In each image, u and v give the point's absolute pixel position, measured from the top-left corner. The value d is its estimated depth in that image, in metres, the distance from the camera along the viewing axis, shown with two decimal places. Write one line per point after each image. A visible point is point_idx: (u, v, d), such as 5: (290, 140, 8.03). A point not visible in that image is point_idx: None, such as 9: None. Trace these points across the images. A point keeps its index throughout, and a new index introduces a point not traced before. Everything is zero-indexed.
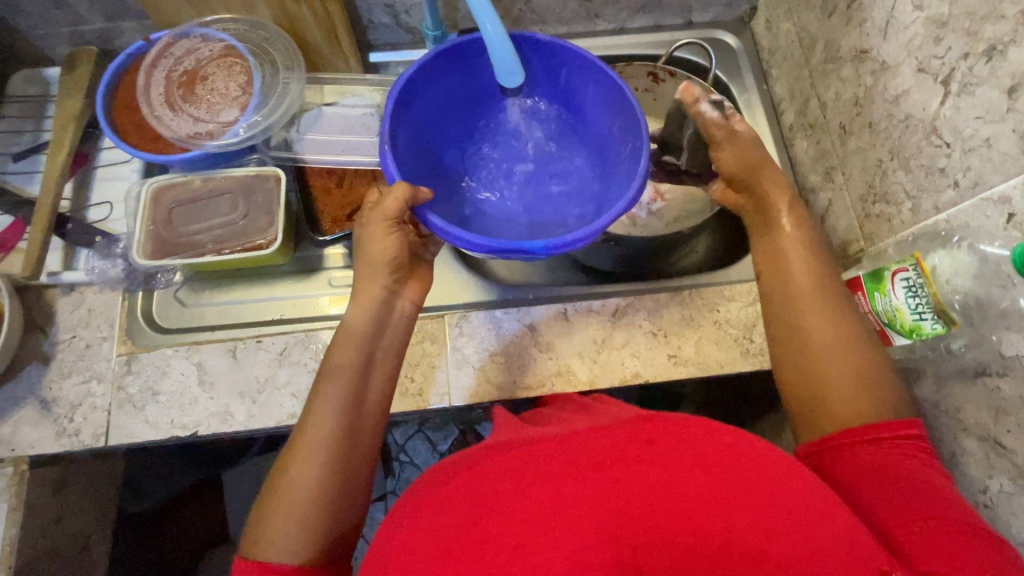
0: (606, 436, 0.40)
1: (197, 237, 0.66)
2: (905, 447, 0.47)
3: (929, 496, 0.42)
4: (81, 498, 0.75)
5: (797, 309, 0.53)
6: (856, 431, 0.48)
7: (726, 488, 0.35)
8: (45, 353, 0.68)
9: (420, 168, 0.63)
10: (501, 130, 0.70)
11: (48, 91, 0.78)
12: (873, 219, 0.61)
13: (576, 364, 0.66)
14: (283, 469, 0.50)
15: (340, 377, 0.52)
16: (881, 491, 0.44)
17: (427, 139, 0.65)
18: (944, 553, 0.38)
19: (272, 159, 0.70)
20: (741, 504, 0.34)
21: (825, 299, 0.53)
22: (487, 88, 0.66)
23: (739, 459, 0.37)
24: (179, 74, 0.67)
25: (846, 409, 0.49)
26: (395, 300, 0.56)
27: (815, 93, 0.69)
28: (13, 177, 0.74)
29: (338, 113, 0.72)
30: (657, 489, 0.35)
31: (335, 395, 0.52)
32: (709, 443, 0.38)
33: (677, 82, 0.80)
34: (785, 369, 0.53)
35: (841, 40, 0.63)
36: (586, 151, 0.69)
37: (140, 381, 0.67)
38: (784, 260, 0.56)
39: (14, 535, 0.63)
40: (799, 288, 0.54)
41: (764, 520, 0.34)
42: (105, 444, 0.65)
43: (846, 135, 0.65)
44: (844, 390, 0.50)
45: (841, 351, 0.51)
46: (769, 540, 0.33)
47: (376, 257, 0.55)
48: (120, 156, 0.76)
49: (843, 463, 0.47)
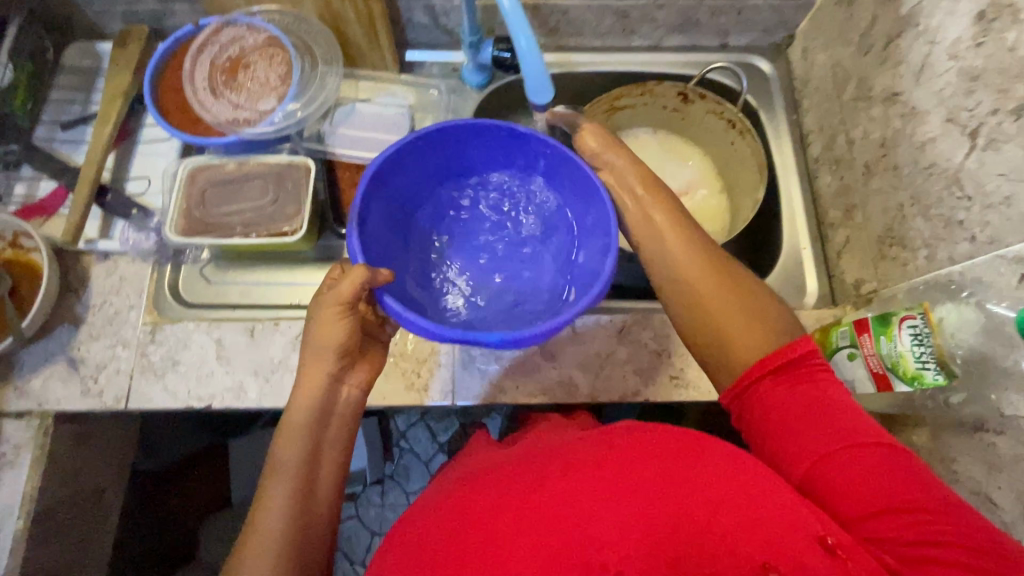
0: (576, 450, 0.47)
1: (227, 219, 0.69)
2: (809, 371, 0.49)
3: (837, 423, 0.45)
4: (100, 454, 0.79)
5: (680, 270, 0.56)
6: (758, 365, 0.50)
7: (673, 474, 0.42)
8: (76, 315, 0.71)
9: (387, 246, 0.63)
10: (478, 202, 0.70)
11: (99, 64, 0.82)
12: (888, 262, 0.62)
13: (579, 375, 0.67)
14: (234, 565, 0.50)
15: (291, 439, 0.54)
16: (796, 430, 0.46)
17: (398, 217, 0.65)
18: (858, 479, 0.43)
19: (304, 150, 0.73)
20: (686, 484, 0.41)
21: (708, 257, 0.56)
22: (465, 163, 0.67)
23: (674, 451, 0.44)
24: (223, 60, 0.70)
25: (748, 347, 0.51)
26: (339, 386, 0.57)
27: (844, 129, 0.69)
28: (61, 146, 0.78)
29: (371, 110, 0.74)
30: (614, 484, 0.42)
31: (293, 449, 0.53)
32: (665, 439, 0.45)
33: (706, 104, 0.80)
34: (687, 329, 0.55)
35: (874, 79, 0.63)
36: (558, 239, 0.68)
37: (162, 350, 0.70)
38: (655, 221, 0.58)
39: (36, 482, 0.67)
40: (672, 245, 0.57)
41: (711, 495, 0.40)
42: (125, 406, 0.68)
43: (870, 174, 0.65)
44: (740, 330, 0.52)
45: (725, 295, 0.53)
46: (709, 510, 0.39)
47: (323, 344, 0.55)
48: (161, 132, 0.80)
49: (759, 407, 0.49)
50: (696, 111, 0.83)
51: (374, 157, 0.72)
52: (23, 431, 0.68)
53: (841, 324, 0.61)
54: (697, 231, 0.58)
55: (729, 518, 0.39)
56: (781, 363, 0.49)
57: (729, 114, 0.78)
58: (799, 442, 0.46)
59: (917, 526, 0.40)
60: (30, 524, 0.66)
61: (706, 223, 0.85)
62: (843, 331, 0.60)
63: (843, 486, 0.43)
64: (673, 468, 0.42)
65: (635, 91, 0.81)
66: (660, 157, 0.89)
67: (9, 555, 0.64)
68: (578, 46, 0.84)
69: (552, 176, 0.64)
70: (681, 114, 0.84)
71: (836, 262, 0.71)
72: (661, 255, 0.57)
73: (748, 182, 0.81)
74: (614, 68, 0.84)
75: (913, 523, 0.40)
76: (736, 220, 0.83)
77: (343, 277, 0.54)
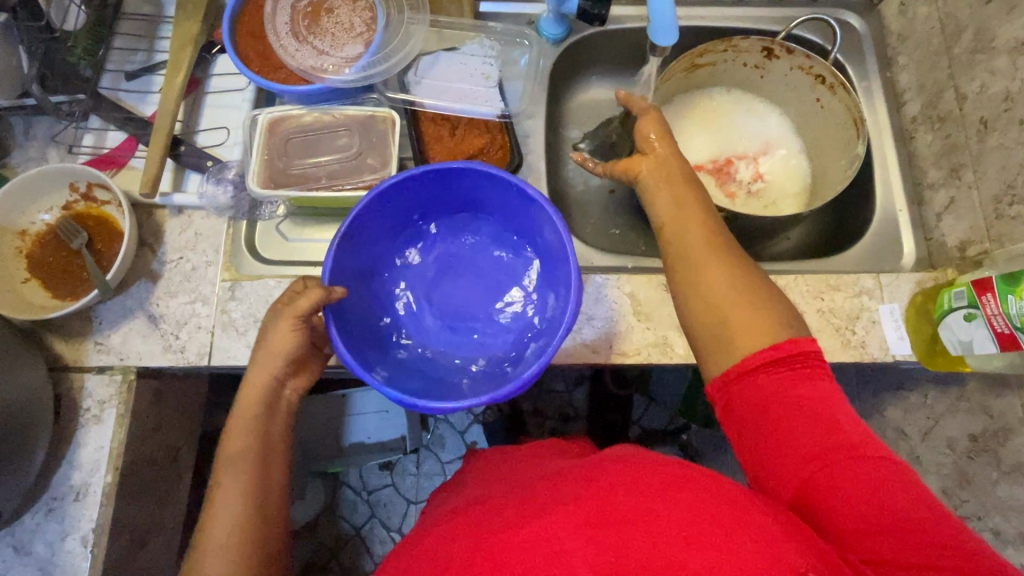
0: (547, 483, 0.44)
1: (311, 171, 0.67)
2: (809, 372, 0.47)
3: (822, 432, 0.43)
4: (177, 412, 0.78)
5: (676, 253, 0.55)
6: (761, 349, 0.48)
7: (648, 508, 0.38)
8: (153, 271, 0.70)
9: (362, 276, 0.62)
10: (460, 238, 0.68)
11: (162, 12, 0.79)
12: (1006, 222, 0.60)
13: (674, 337, 0.66)
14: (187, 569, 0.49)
15: (240, 432, 0.53)
16: (789, 433, 0.44)
17: (381, 248, 0.64)
18: (852, 495, 0.41)
19: (388, 100, 0.70)
20: (661, 519, 0.37)
21: (716, 249, 0.54)
22: (454, 200, 0.65)
23: (650, 478, 0.40)
24: (304, 4, 0.67)
25: (750, 327, 0.49)
26: (283, 389, 0.56)
27: (952, 84, 0.67)
28: (127, 96, 0.75)
29: (456, 60, 0.71)
30: (585, 520, 0.38)
31: (240, 444, 0.53)
32: (651, 470, 0.42)
33: (791, 59, 0.77)
34: (683, 306, 0.54)
35: (999, 30, 0.61)
36: (532, 293, 0.65)
37: (243, 307, 0.69)
38: (677, 202, 0.58)
39: (122, 438, 0.66)
40: (691, 226, 0.56)
41: (691, 531, 0.36)
42: (208, 363, 0.67)
43: (986, 131, 0.62)
44: (742, 309, 0.50)
45: (724, 275, 0.52)
46: (687, 550, 0.35)
47: (275, 349, 0.54)
48: (228, 84, 0.77)
49: (748, 400, 0.47)
50: (779, 68, 0.79)
51: (460, 109, 0.69)
52: (106, 387, 0.67)
53: (955, 286, 0.60)
54: (705, 220, 0.56)
55: (703, 559, 0.35)
56: (777, 356, 0.47)
57: (819, 68, 0.75)
58: (790, 448, 0.44)
59: (908, 549, 0.38)
60: (117, 479, 0.65)
61: (786, 185, 0.83)
62: (957, 291, 0.59)
63: (837, 503, 0.41)
64: (649, 502, 0.38)
65: (719, 48, 0.77)
66: (737, 118, 0.85)
67: (100, 508, 0.64)
68: None
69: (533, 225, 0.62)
70: (762, 72, 0.81)
71: (934, 225, 0.69)
72: (677, 235, 0.56)
73: (837, 145, 0.79)
74: (697, 21, 0.80)
75: (908, 545, 0.38)
76: (822, 183, 0.80)
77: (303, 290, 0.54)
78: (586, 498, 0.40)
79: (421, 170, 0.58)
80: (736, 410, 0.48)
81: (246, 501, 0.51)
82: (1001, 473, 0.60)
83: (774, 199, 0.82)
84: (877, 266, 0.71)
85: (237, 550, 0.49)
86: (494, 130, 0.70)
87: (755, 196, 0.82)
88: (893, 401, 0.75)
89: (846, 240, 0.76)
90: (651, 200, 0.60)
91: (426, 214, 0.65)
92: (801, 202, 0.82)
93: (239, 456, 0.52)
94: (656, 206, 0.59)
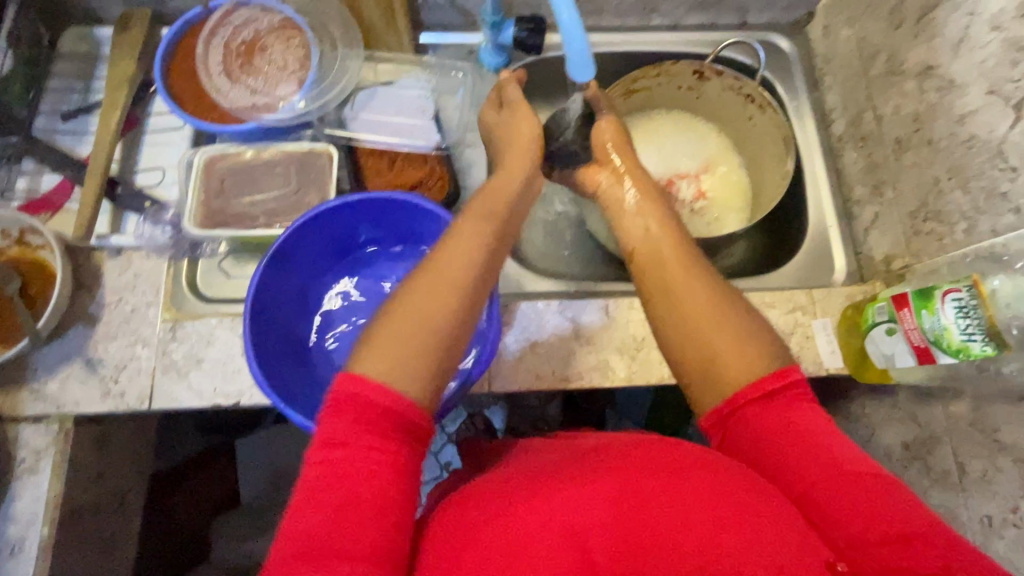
0: (570, 463, 0.46)
1: (248, 210, 0.67)
2: (795, 399, 0.47)
3: (824, 449, 0.43)
4: (120, 456, 0.78)
5: (668, 282, 0.52)
6: (749, 387, 0.47)
7: (682, 488, 0.39)
8: (91, 314, 0.68)
9: (289, 305, 0.67)
10: (384, 266, 0.72)
11: (99, 51, 0.78)
12: (923, 237, 0.62)
13: (615, 359, 0.67)
14: (372, 328, 0.46)
15: (442, 293, 0.46)
16: (785, 449, 0.44)
17: (306, 281, 0.68)
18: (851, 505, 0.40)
19: (326, 136, 0.70)
20: (693, 501, 0.38)
21: (696, 278, 0.52)
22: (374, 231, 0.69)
23: (682, 462, 0.42)
24: (237, 44, 0.67)
25: (739, 371, 0.47)
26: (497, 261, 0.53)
27: (871, 105, 0.69)
28: (63, 137, 0.74)
29: (393, 93, 0.72)
30: (621, 494, 0.40)
31: (443, 303, 0.46)
32: (676, 456, 0.43)
33: (722, 81, 0.79)
34: (665, 340, 0.52)
35: (907, 54, 0.63)
36: None
37: (184, 348, 0.68)
38: (641, 230, 0.58)
39: (60, 488, 0.65)
40: (659, 254, 0.55)
41: (719, 514, 0.37)
42: (149, 407, 0.66)
43: (902, 150, 0.65)
44: (731, 350, 0.48)
45: (711, 316, 0.49)
46: (722, 533, 0.36)
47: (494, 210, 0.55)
48: (168, 122, 0.76)
49: (743, 426, 0.46)
50: (712, 89, 0.81)
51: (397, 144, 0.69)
52: (41, 436, 0.65)
53: (878, 300, 0.61)
54: (686, 248, 0.56)
55: (733, 543, 0.36)
56: (767, 387, 0.46)
57: (748, 88, 0.77)
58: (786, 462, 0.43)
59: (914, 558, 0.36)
60: (55, 530, 0.64)
61: (727, 201, 0.85)
62: (879, 306, 0.60)
63: (842, 512, 0.40)
64: (674, 484, 0.40)
65: (651, 73, 0.79)
66: (678, 137, 0.87)
67: (37, 561, 0.63)
68: (597, 25, 0.82)
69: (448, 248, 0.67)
70: (697, 93, 0.83)
71: (863, 239, 0.72)
72: (650, 265, 0.55)
73: (772, 159, 0.80)
74: (633, 47, 0.83)
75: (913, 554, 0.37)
76: (760, 197, 0.82)
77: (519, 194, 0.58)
78: (616, 476, 0.41)
79: (341, 201, 0.62)
80: (732, 440, 0.47)
81: (442, 349, 0.45)
82: (931, 481, 0.61)
83: (718, 215, 0.84)
84: (811, 280, 0.73)
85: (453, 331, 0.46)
86: (433, 162, 0.72)
87: (699, 213, 0.84)
88: (836, 410, 0.77)
89: (783, 255, 0.79)
90: (622, 234, 0.60)
91: (353, 237, 0.70)
92: (743, 219, 0.84)
93: (437, 310, 0.45)
94: (620, 223, 0.61)
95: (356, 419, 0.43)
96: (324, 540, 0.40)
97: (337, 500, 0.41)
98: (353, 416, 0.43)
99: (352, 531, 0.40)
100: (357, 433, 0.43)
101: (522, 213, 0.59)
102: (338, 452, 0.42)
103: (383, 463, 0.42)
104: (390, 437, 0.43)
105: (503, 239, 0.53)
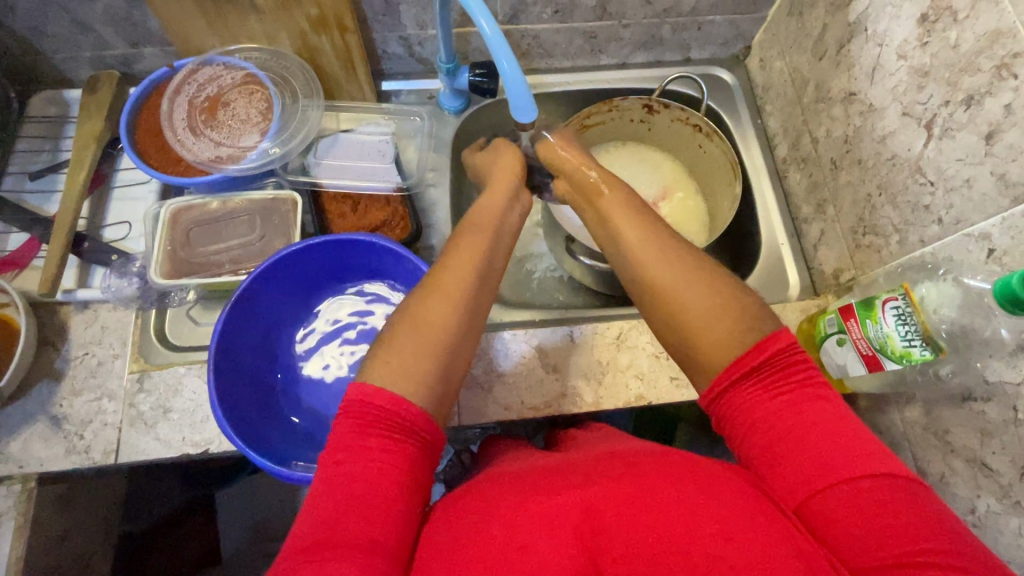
0: (580, 470, 0.46)
1: (214, 258, 0.69)
2: (799, 384, 0.46)
3: (837, 448, 0.42)
4: (83, 516, 0.77)
5: (648, 266, 0.53)
6: (735, 364, 0.47)
7: (693, 498, 0.40)
8: (57, 370, 0.68)
9: (254, 348, 0.68)
10: (346, 304, 0.75)
11: (67, 112, 0.80)
12: (864, 250, 0.65)
13: (582, 386, 0.68)
14: (383, 341, 0.49)
15: (452, 298, 0.51)
16: (787, 453, 0.43)
17: (270, 323, 0.70)
18: (853, 517, 0.39)
19: (289, 183, 0.74)
20: (701, 511, 0.39)
21: (669, 256, 0.53)
22: (336, 270, 0.72)
23: (693, 472, 0.43)
24: (201, 100, 0.70)
25: (716, 340, 0.48)
26: (491, 268, 0.56)
27: (807, 129, 0.74)
28: (31, 197, 0.76)
29: (354, 140, 0.76)
30: (631, 500, 0.41)
31: (454, 306, 0.50)
32: (677, 467, 0.44)
33: (670, 112, 0.83)
34: (654, 326, 0.53)
35: (831, 82, 0.68)
36: None
37: (152, 399, 0.67)
38: (611, 221, 0.59)
39: (21, 551, 0.63)
40: (625, 237, 0.57)
41: (727, 526, 0.38)
42: (115, 461, 0.64)
43: (837, 169, 0.69)
44: (706, 318, 0.49)
45: (689, 288, 0.50)
46: (728, 547, 0.37)
47: (481, 222, 0.59)
48: (137, 177, 0.79)
49: (733, 410, 0.47)
50: (662, 121, 0.85)
51: (358, 187, 0.74)
52: (3, 498, 0.64)
53: (828, 312, 0.63)
54: (670, 238, 0.55)
55: (738, 557, 0.36)
56: (751, 363, 0.46)
57: (694, 118, 0.81)
58: (787, 469, 0.42)
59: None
60: None
61: (685, 225, 0.88)
62: (829, 318, 0.62)
63: (848, 523, 0.39)
64: (682, 493, 0.41)
65: (603, 109, 0.83)
66: (634, 167, 0.91)
67: None
68: (549, 67, 0.87)
69: (409, 280, 0.71)
70: (648, 125, 0.87)
71: (813, 254, 0.75)
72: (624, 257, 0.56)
73: (724, 183, 0.83)
74: (585, 86, 0.87)
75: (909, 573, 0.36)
76: (715, 219, 0.85)
77: (506, 211, 0.63)
78: (625, 482, 0.42)
79: (305, 243, 0.65)
80: (731, 425, 0.47)
81: (451, 348, 0.49)
82: None
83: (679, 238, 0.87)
84: (767, 297, 0.75)
85: (450, 319, 0.49)
86: (395, 203, 0.76)
87: None
88: None
89: (741, 274, 0.81)
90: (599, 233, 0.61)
91: (321, 279, 0.72)
92: (702, 240, 0.87)
93: (446, 312, 0.49)
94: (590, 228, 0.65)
95: (365, 426, 0.44)
96: (329, 538, 0.40)
97: (347, 499, 0.42)
98: (360, 422, 0.44)
99: (355, 530, 0.40)
100: (364, 435, 0.44)
101: (511, 227, 0.63)
102: (344, 457, 0.43)
103: (392, 462, 0.43)
104: (397, 441, 0.44)
105: (492, 252, 0.57)
